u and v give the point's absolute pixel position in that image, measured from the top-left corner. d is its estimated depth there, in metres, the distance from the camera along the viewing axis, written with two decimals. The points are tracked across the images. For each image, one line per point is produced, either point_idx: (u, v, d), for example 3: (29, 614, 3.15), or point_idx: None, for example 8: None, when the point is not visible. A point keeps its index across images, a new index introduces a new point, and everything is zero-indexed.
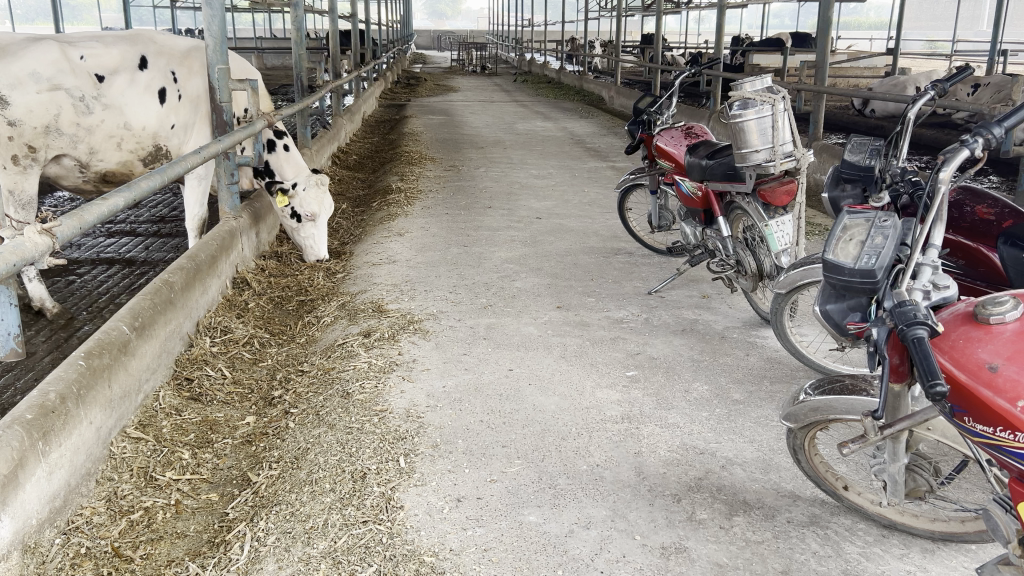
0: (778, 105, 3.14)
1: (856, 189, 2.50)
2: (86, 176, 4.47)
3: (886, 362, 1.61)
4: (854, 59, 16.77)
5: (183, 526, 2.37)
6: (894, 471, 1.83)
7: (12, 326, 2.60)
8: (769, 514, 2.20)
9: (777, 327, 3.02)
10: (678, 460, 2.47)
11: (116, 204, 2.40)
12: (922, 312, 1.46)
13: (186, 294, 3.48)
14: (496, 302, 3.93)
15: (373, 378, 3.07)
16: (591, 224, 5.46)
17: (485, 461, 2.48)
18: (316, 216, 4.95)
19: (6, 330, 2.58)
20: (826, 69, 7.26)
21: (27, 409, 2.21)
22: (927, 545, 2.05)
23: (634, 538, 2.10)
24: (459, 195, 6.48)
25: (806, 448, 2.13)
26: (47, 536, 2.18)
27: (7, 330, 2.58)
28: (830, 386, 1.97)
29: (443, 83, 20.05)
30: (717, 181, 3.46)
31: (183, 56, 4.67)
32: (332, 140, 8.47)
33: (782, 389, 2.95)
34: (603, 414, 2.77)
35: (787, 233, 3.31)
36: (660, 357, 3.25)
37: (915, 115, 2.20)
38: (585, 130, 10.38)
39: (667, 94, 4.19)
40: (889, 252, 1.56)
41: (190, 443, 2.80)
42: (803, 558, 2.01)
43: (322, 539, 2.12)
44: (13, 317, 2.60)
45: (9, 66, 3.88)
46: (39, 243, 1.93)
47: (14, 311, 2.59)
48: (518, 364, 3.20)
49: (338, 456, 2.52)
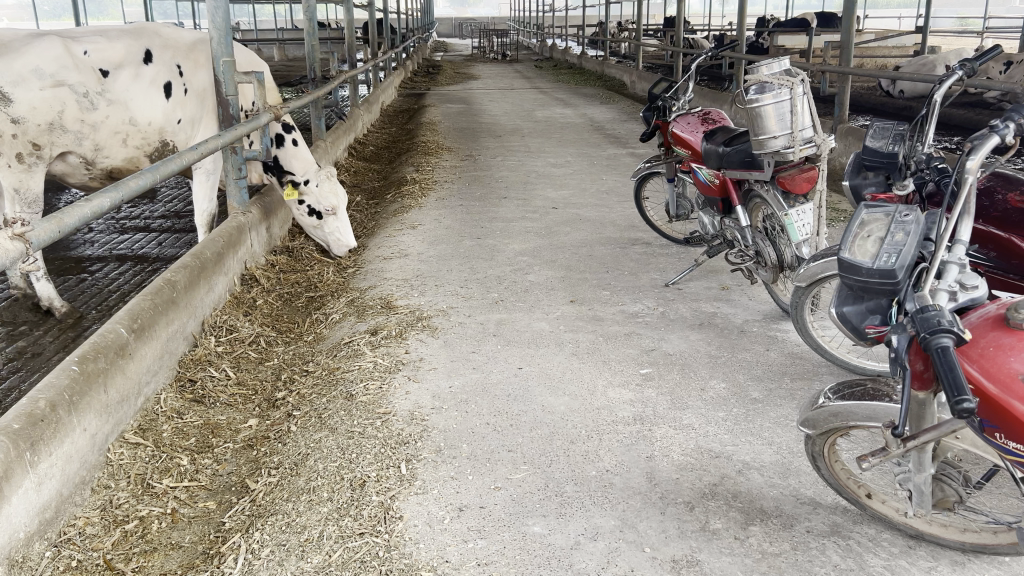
0: (796, 89, 3.00)
1: (879, 177, 2.33)
2: (93, 174, 4.42)
3: (906, 370, 1.48)
4: (883, 39, 16.38)
5: (178, 536, 2.30)
6: (920, 481, 1.71)
7: None
8: (788, 523, 2.09)
9: (797, 323, 2.87)
10: (692, 464, 2.36)
11: (100, 204, 2.31)
12: (946, 318, 1.33)
13: (191, 292, 3.41)
14: (507, 296, 3.83)
15: (378, 378, 2.98)
16: (608, 214, 5.33)
17: (489, 467, 2.38)
18: (337, 209, 4.87)
19: None
20: (851, 49, 7.02)
21: (14, 419, 2.14)
22: (957, 558, 1.92)
23: (643, 551, 1.99)
24: (474, 185, 6.38)
25: (826, 455, 2.00)
26: (37, 549, 2.11)
27: None
28: (850, 390, 1.85)
29: (464, 71, 19.88)
30: (735, 169, 3.33)
31: (189, 48, 4.58)
32: (349, 130, 8.40)
33: (802, 387, 2.82)
34: (614, 415, 2.65)
35: (807, 223, 3.17)
36: (676, 353, 3.13)
37: (942, 98, 2.05)
38: (605, 116, 10.23)
39: (684, 78, 4.03)
40: (911, 249, 1.43)
41: (190, 448, 2.72)
42: (823, 572, 1.90)
43: (317, 552, 2.04)
44: None
45: (11, 62, 3.82)
46: (11, 249, 1.84)
47: None
48: (528, 362, 3.09)
49: (337, 462, 2.44)
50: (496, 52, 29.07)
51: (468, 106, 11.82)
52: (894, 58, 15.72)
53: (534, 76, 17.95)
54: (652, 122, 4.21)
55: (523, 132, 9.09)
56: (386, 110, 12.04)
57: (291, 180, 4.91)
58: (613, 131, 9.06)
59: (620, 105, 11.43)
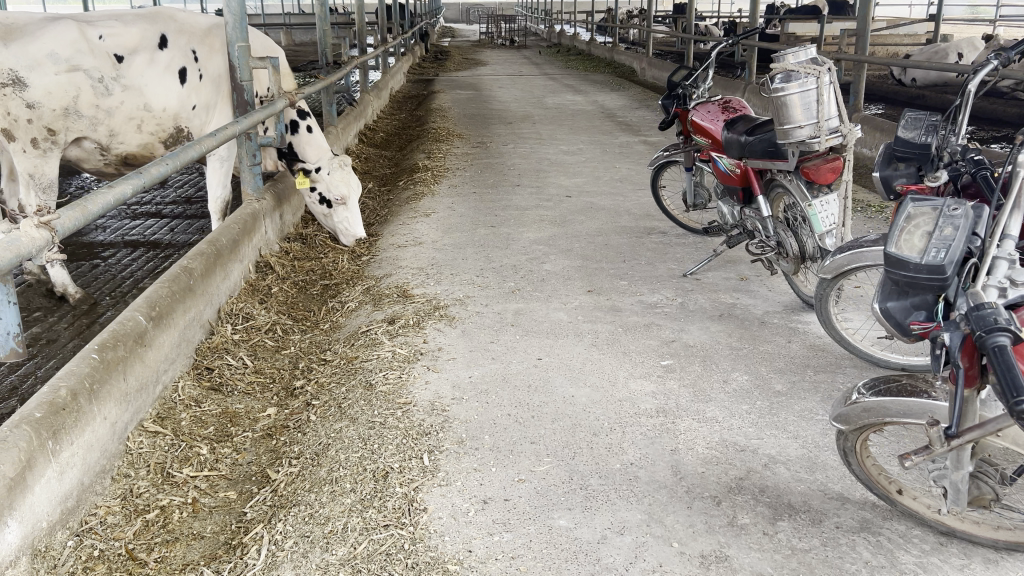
0: (823, 77, 2.96)
1: (910, 169, 2.28)
2: (108, 159, 4.38)
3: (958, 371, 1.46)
4: (894, 26, 16.24)
5: (200, 526, 2.28)
6: (956, 479, 1.69)
7: (10, 325, 2.26)
8: (816, 518, 2.06)
9: (822, 316, 2.86)
10: (717, 458, 2.33)
11: (124, 191, 2.29)
12: (1003, 317, 1.33)
13: (207, 279, 3.38)
14: (525, 285, 3.81)
15: (397, 368, 2.96)
16: (622, 203, 5.29)
17: (513, 459, 2.36)
18: (347, 198, 4.84)
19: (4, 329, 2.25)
20: (866, 37, 6.95)
21: (36, 408, 2.12)
22: (990, 555, 1.90)
23: (671, 546, 1.97)
24: (486, 172, 6.34)
25: (858, 451, 1.98)
26: (59, 539, 2.09)
27: (5, 329, 2.25)
28: (885, 386, 1.83)
29: (472, 57, 19.72)
30: (758, 159, 3.28)
31: (204, 33, 4.48)
32: (360, 115, 8.39)
33: (826, 379, 2.79)
34: (637, 408, 2.63)
35: (832, 213, 3.10)
36: (697, 344, 3.11)
37: (977, 88, 2.05)
38: (616, 103, 10.17)
39: (705, 65, 3.99)
40: (960, 245, 1.40)
41: (209, 437, 2.71)
42: (854, 569, 1.88)
43: (342, 544, 2.02)
44: (11, 315, 2.27)
45: (27, 47, 3.79)
46: (37, 238, 1.82)
47: (12, 310, 2.26)
48: (547, 353, 3.07)
49: (359, 453, 2.42)
50: (504, 38, 28.88)
51: (478, 92, 11.79)
52: (905, 46, 15.59)
53: (541, 63, 17.86)
54: (672, 110, 4.14)
55: (534, 119, 9.03)
56: (395, 95, 11.97)
57: (302, 167, 4.85)
58: (624, 118, 9.00)
59: (630, 92, 11.36)
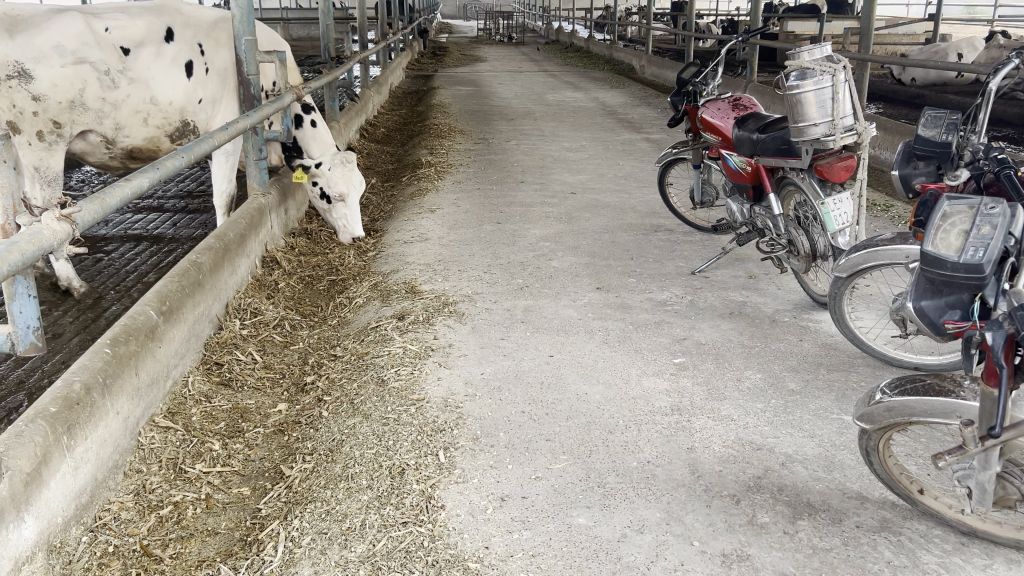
0: (838, 75, 2.97)
1: (929, 167, 2.30)
2: (113, 153, 4.35)
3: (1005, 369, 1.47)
4: (893, 26, 16.26)
5: (214, 522, 2.27)
6: (983, 479, 1.69)
7: (31, 319, 2.28)
8: (836, 518, 2.06)
9: (836, 314, 2.85)
10: (734, 457, 2.33)
11: (141, 184, 2.27)
12: None
13: (215, 274, 3.36)
14: (533, 282, 3.79)
15: (409, 364, 2.95)
16: (627, 200, 5.28)
17: (529, 456, 2.35)
18: (347, 196, 4.78)
19: (25, 322, 2.27)
20: (869, 37, 6.95)
21: (51, 402, 2.10)
22: (1012, 556, 1.89)
23: (693, 544, 1.96)
24: (489, 168, 6.33)
25: (880, 450, 1.98)
26: (74, 534, 2.07)
27: (27, 323, 2.27)
28: (910, 385, 1.82)
29: (470, 53, 19.68)
30: (769, 157, 3.26)
31: (211, 27, 4.46)
32: (360, 110, 8.35)
33: (840, 378, 2.79)
34: (651, 406, 2.62)
35: (845, 212, 3.11)
36: (708, 342, 3.10)
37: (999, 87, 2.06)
38: (617, 100, 10.16)
39: (715, 63, 3.97)
40: (998, 244, 1.42)
41: (221, 433, 2.69)
42: (876, 569, 1.87)
43: (360, 542, 2.01)
44: (32, 308, 2.28)
45: (33, 39, 3.76)
46: (58, 231, 1.82)
47: (32, 302, 2.27)
48: (558, 350, 3.06)
49: (374, 450, 2.41)
50: (502, 34, 28.82)
51: (478, 88, 11.77)
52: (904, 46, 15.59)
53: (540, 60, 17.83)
54: (681, 108, 4.13)
55: (536, 115, 9.01)
56: (395, 91, 11.95)
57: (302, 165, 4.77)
58: (626, 115, 8.99)
59: (631, 90, 11.35)
